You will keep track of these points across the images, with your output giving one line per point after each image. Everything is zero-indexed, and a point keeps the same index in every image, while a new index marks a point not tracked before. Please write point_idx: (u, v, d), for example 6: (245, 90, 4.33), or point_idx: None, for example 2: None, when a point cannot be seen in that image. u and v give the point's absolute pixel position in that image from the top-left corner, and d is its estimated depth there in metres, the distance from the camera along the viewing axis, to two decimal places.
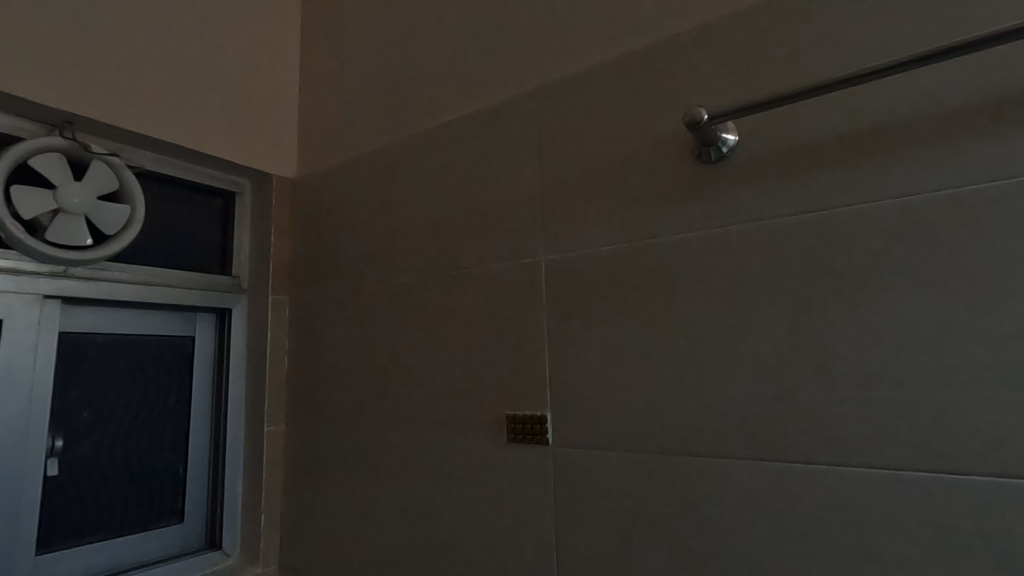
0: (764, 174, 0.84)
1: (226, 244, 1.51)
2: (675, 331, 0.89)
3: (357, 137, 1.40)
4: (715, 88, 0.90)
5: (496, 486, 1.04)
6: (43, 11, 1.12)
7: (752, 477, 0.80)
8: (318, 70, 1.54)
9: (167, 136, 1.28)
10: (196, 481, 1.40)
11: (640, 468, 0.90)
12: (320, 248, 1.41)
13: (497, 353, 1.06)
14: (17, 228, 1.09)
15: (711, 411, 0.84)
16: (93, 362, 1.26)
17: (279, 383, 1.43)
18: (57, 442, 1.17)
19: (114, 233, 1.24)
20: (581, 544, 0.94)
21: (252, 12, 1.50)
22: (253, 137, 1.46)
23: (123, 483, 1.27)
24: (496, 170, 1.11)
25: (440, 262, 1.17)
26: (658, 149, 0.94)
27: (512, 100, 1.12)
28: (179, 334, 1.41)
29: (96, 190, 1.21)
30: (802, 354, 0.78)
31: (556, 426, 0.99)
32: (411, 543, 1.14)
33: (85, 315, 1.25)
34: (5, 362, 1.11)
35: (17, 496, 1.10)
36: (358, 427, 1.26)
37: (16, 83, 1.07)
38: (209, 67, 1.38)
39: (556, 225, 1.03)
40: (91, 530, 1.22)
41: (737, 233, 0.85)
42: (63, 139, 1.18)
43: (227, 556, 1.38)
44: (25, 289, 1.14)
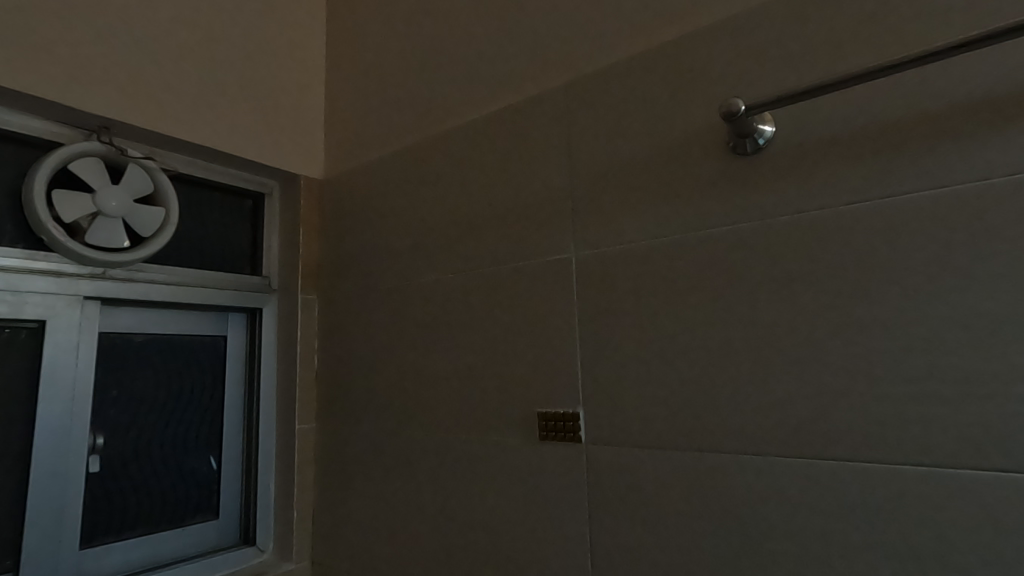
0: (802, 164, 0.82)
1: (256, 245, 1.54)
2: (710, 327, 0.87)
3: (383, 137, 1.41)
4: (749, 79, 0.88)
5: (527, 484, 1.04)
6: (82, 20, 1.15)
7: (792, 475, 0.79)
8: (343, 72, 1.55)
9: (198, 139, 1.31)
10: (230, 478, 1.43)
11: (675, 466, 0.89)
12: (348, 248, 1.42)
13: (527, 351, 1.06)
14: (59, 232, 1.12)
15: (749, 408, 0.83)
16: (131, 361, 1.28)
17: (309, 382, 1.45)
18: (98, 439, 1.21)
19: (149, 235, 1.26)
20: (614, 543, 0.93)
21: (279, 16, 1.52)
22: (281, 139, 1.48)
23: (161, 479, 1.30)
24: (524, 167, 1.11)
25: (468, 260, 1.17)
26: (691, 142, 0.92)
27: (539, 96, 1.11)
28: (212, 334, 1.44)
29: (133, 193, 1.24)
30: (844, 350, 0.76)
31: (587, 423, 0.98)
32: (443, 540, 1.14)
33: (122, 315, 1.28)
34: (49, 361, 1.14)
35: (62, 492, 1.13)
36: (388, 426, 1.27)
37: (57, 89, 1.10)
38: (238, 71, 1.40)
39: (586, 221, 1.02)
40: (131, 525, 1.25)
41: (774, 225, 0.83)
42: (100, 144, 1.21)
43: (260, 552, 1.41)
44: (67, 290, 1.17)
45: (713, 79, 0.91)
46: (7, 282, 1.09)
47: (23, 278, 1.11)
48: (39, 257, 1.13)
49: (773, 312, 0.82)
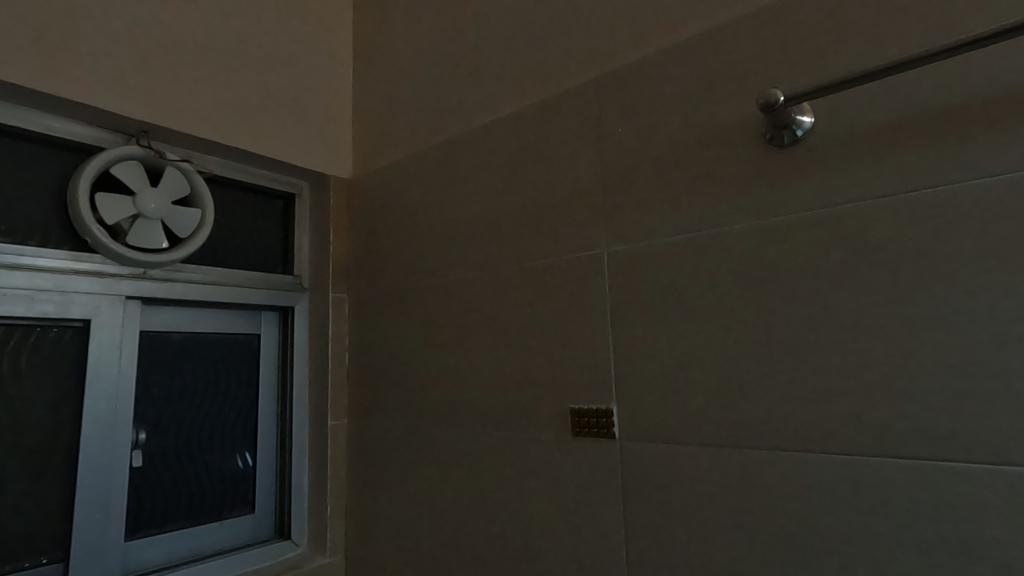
0: (844, 154, 0.80)
1: (287, 245, 1.56)
2: (749, 322, 0.86)
3: (411, 136, 1.42)
4: (787, 67, 0.86)
5: (560, 481, 1.04)
6: (119, 27, 1.18)
7: (836, 472, 0.77)
8: (371, 71, 1.57)
9: (231, 141, 1.33)
10: (266, 473, 1.46)
11: (713, 463, 0.87)
12: (378, 246, 1.44)
13: (559, 347, 1.06)
14: (102, 233, 1.16)
15: (789, 403, 0.81)
16: (170, 358, 1.32)
17: (340, 379, 1.47)
18: (140, 435, 1.24)
19: (187, 236, 1.30)
20: (650, 540, 0.93)
21: (307, 19, 1.54)
22: (311, 139, 1.50)
23: (200, 473, 1.34)
24: (553, 163, 1.11)
25: (499, 258, 1.17)
26: (725, 134, 0.91)
27: (568, 91, 1.11)
28: (246, 333, 1.47)
29: (170, 194, 1.27)
30: (889, 344, 0.74)
31: (621, 419, 0.97)
32: (476, 535, 1.15)
33: (161, 314, 1.32)
34: (94, 359, 1.17)
35: (108, 486, 1.17)
36: (420, 421, 1.28)
37: (96, 95, 1.13)
38: (269, 73, 1.43)
39: (618, 216, 1.01)
40: (173, 518, 1.28)
41: (815, 217, 0.81)
42: (139, 147, 1.24)
43: (296, 546, 1.43)
44: (110, 290, 1.21)
45: (748, 69, 0.89)
46: (54, 282, 1.13)
47: (69, 279, 1.15)
48: (84, 259, 1.17)
49: (813, 305, 0.80)
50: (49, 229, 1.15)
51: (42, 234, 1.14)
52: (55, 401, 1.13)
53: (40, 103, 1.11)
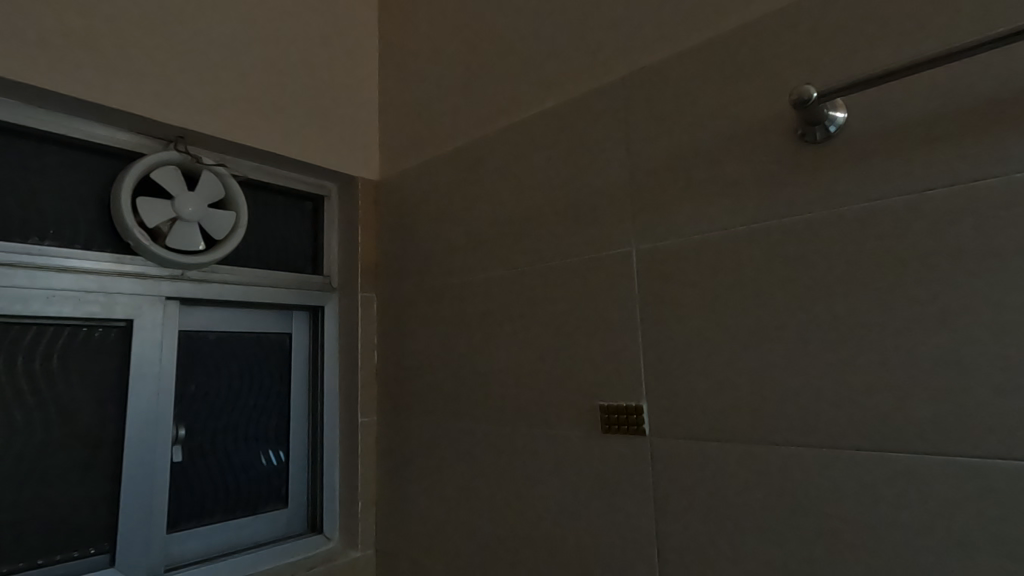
0: (879, 149, 0.79)
1: (316, 246, 1.60)
2: (781, 319, 0.85)
3: (437, 138, 1.44)
4: (819, 62, 0.85)
5: (589, 477, 1.05)
6: (157, 35, 1.22)
7: (872, 469, 0.76)
8: (397, 74, 1.59)
9: (263, 145, 1.37)
10: (299, 468, 1.50)
11: (746, 460, 0.87)
12: (405, 246, 1.47)
13: (588, 345, 1.07)
14: (143, 236, 1.20)
15: (822, 400, 0.81)
16: (207, 357, 1.36)
17: (369, 378, 1.50)
18: (180, 430, 1.28)
19: (222, 237, 1.33)
20: (681, 536, 0.93)
21: (334, 24, 1.58)
22: (339, 142, 1.53)
23: (236, 468, 1.38)
24: (580, 162, 1.12)
25: (527, 257, 1.18)
26: (755, 131, 0.91)
27: (593, 91, 1.12)
28: (278, 332, 1.51)
29: (207, 197, 1.31)
30: (926, 339, 0.74)
31: (651, 416, 0.98)
32: (506, 531, 1.17)
33: (198, 314, 1.36)
34: (137, 357, 1.22)
35: (151, 479, 1.21)
36: (449, 418, 1.30)
37: (135, 102, 1.17)
38: (298, 77, 1.46)
39: (646, 213, 1.02)
40: (211, 512, 1.32)
41: (849, 213, 0.81)
42: (177, 152, 1.28)
43: (328, 540, 1.46)
44: (151, 290, 1.25)
45: (779, 65, 0.89)
46: (99, 283, 1.17)
47: (112, 280, 1.19)
48: (127, 261, 1.21)
49: (848, 301, 0.80)
50: (94, 232, 1.20)
51: (87, 237, 1.19)
52: (101, 398, 1.18)
53: (84, 111, 1.15)
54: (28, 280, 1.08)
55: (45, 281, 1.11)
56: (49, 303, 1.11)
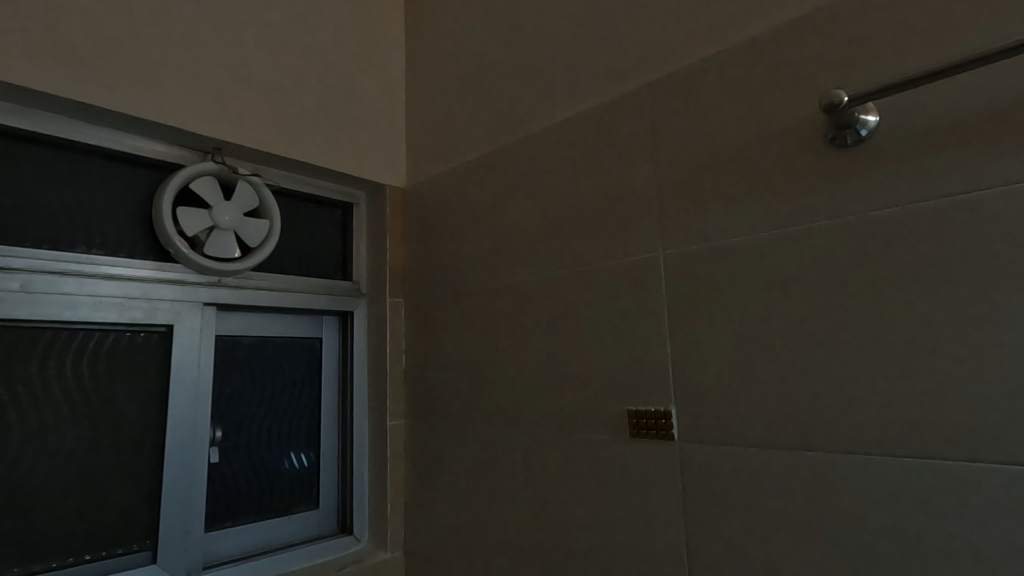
0: (913, 152, 0.78)
1: (346, 253, 1.63)
2: (812, 324, 0.85)
3: (464, 146, 1.46)
4: (849, 66, 0.85)
5: (617, 481, 1.05)
6: (195, 51, 1.27)
7: (909, 477, 0.75)
8: (423, 83, 1.63)
9: (294, 155, 1.41)
10: (329, 470, 1.53)
11: (777, 466, 0.86)
12: (432, 251, 1.49)
13: (615, 349, 1.07)
14: (183, 245, 1.24)
15: (856, 406, 0.80)
16: (242, 361, 1.40)
17: (397, 382, 1.53)
18: (217, 432, 1.32)
19: (257, 245, 1.37)
20: (711, 542, 0.92)
21: (362, 36, 1.61)
22: (367, 150, 1.56)
23: (269, 469, 1.42)
24: (606, 168, 1.13)
25: (553, 263, 1.20)
26: (783, 135, 0.90)
27: (619, 98, 1.13)
28: (309, 337, 1.55)
29: (242, 206, 1.35)
30: (965, 344, 0.72)
31: (679, 421, 0.98)
32: (534, 533, 1.18)
33: (234, 319, 1.40)
34: (177, 361, 1.26)
35: (190, 480, 1.25)
36: (477, 421, 1.32)
37: (175, 116, 1.22)
38: (328, 89, 1.50)
39: (673, 218, 1.02)
40: (245, 512, 1.36)
41: (880, 217, 0.80)
42: (214, 163, 1.33)
43: (358, 541, 1.49)
44: (190, 296, 1.29)
45: (807, 69, 0.89)
46: (142, 290, 1.22)
47: (153, 287, 1.24)
48: (167, 268, 1.26)
49: (881, 306, 0.79)
50: (136, 240, 1.25)
51: (130, 246, 1.24)
52: (143, 400, 1.22)
53: (128, 126, 1.20)
54: (76, 287, 1.14)
55: (92, 288, 1.16)
56: (95, 309, 1.16)
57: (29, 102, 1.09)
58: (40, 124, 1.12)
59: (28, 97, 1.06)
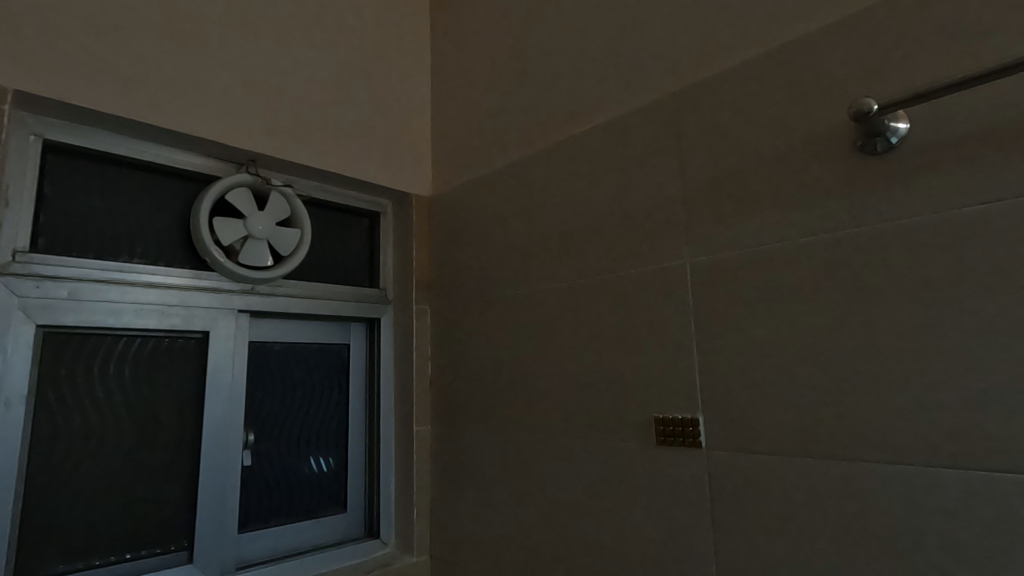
0: (946, 159, 0.77)
1: (373, 261, 1.67)
2: (842, 332, 0.84)
3: (489, 156, 1.49)
4: (879, 73, 0.84)
5: (644, 489, 1.05)
6: (231, 67, 1.31)
7: (944, 487, 0.74)
8: (449, 94, 1.66)
9: (325, 166, 1.45)
10: (356, 475, 1.56)
11: (808, 475, 0.86)
12: (458, 259, 1.52)
13: (641, 357, 1.08)
14: (219, 254, 1.29)
15: (888, 415, 0.79)
16: (273, 366, 1.44)
17: (423, 388, 1.55)
18: (250, 436, 1.36)
19: (288, 254, 1.41)
20: (740, 552, 0.92)
21: (390, 49, 1.65)
22: (394, 161, 1.60)
23: (299, 473, 1.45)
24: (632, 177, 1.14)
25: (579, 271, 1.21)
26: (811, 143, 0.90)
27: (644, 107, 1.14)
28: (337, 343, 1.58)
29: (275, 216, 1.39)
30: (1002, 353, 0.71)
31: (707, 428, 0.98)
32: (560, 540, 1.18)
33: (266, 326, 1.44)
34: (212, 367, 1.30)
35: (224, 482, 1.29)
36: (502, 426, 1.34)
37: (211, 129, 1.26)
38: (357, 101, 1.54)
39: (700, 227, 1.02)
40: (276, 514, 1.39)
41: (912, 225, 0.79)
42: (249, 175, 1.37)
43: (384, 545, 1.51)
44: (225, 304, 1.33)
45: (836, 77, 0.89)
46: (180, 298, 1.26)
47: (191, 295, 1.28)
48: (203, 277, 1.30)
49: (913, 314, 0.78)
50: (175, 250, 1.29)
51: (169, 255, 1.28)
52: (181, 404, 1.27)
53: (168, 139, 1.25)
54: (119, 295, 1.18)
55: (133, 296, 1.20)
56: (136, 316, 1.20)
57: (77, 119, 1.14)
58: (87, 139, 1.17)
59: (78, 113, 1.12)
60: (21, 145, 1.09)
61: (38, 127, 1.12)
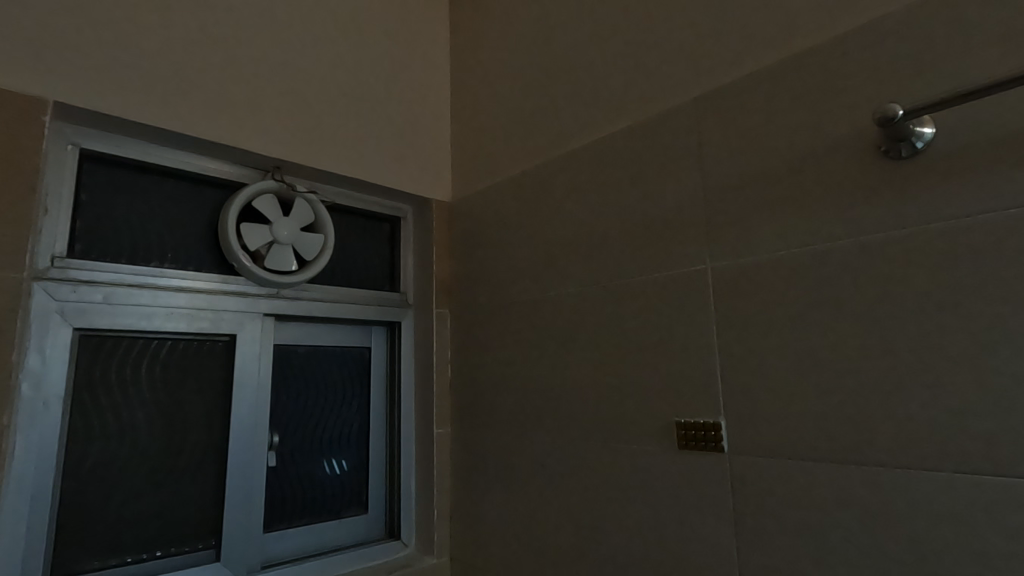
0: (973, 164, 0.77)
1: (393, 265, 1.69)
2: (867, 337, 0.84)
3: (508, 162, 1.50)
4: (904, 78, 0.84)
5: (665, 492, 1.06)
6: (258, 76, 1.34)
7: (972, 493, 0.74)
8: (468, 101, 1.68)
9: (347, 172, 1.47)
10: (377, 476, 1.58)
11: (832, 481, 0.86)
12: (478, 264, 1.53)
13: (662, 361, 1.08)
14: (246, 259, 1.32)
15: (915, 420, 0.79)
16: (298, 369, 1.47)
17: (443, 391, 1.57)
18: (274, 437, 1.38)
19: (312, 259, 1.44)
20: (763, 556, 0.92)
21: (411, 56, 1.68)
22: (415, 167, 1.62)
23: (322, 474, 1.47)
24: (652, 182, 1.15)
25: (599, 276, 1.22)
26: (835, 148, 0.90)
27: (664, 113, 1.15)
28: (359, 346, 1.60)
29: (299, 222, 1.42)
30: None
31: (729, 433, 0.98)
32: (581, 543, 1.19)
33: (290, 329, 1.47)
34: (239, 369, 1.33)
35: (251, 482, 1.31)
36: (522, 429, 1.35)
37: (239, 137, 1.29)
38: (378, 108, 1.57)
39: (721, 232, 1.03)
40: (300, 514, 1.42)
41: (938, 230, 0.79)
42: (274, 182, 1.40)
43: (405, 546, 1.53)
44: (251, 307, 1.36)
45: (860, 82, 0.88)
46: (209, 302, 1.29)
47: (219, 299, 1.31)
48: (231, 281, 1.34)
49: (940, 319, 0.78)
50: (203, 255, 1.32)
51: (198, 260, 1.31)
52: (208, 406, 1.30)
53: (197, 147, 1.28)
54: (150, 299, 1.22)
55: (164, 300, 1.23)
56: (167, 319, 1.24)
57: (112, 128, 1.18)
58: (121, 148, 1.21)
59: (113, 123, 1.15)
60: (60, 154, 1.13)
61: (75, 137, 1.15)
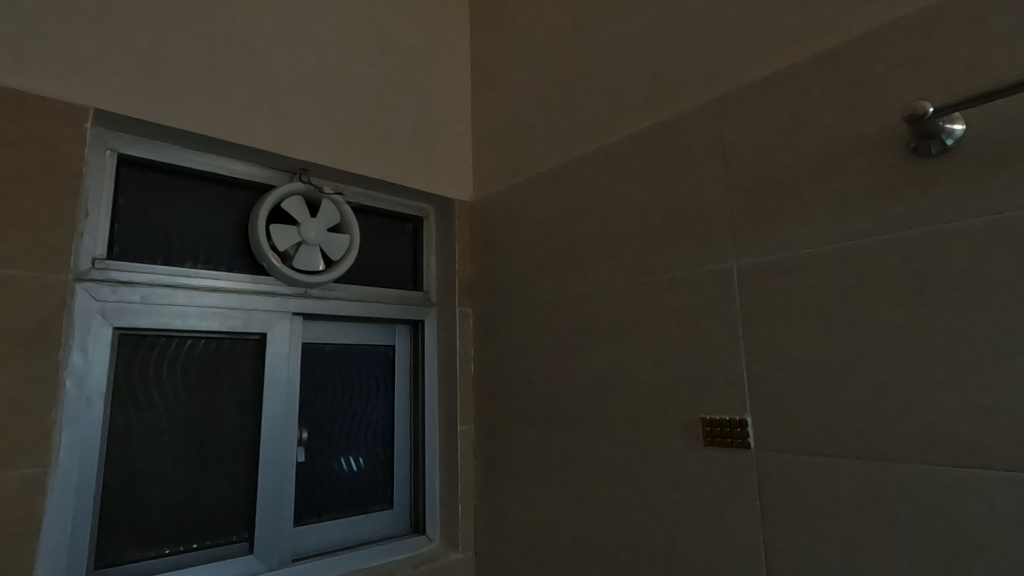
0: (1005, 159, 0.77)
1: (416, 264, 1.72)
2: (896, 334, 0.84)
3: (529, 161, 1.52)
4: (933, 75, 0.84)
5: (689, 488, 1.07)
6: (285, 80, 1.37)
7: (1004, 488, 0.74)
8: (489, 101, 1.70)
9: (372, 173, 1.50)
10: (401, 472, 1.61)
11: (860, 477, 0.86)
12: (499, 262, 1.55)
13: (687, 358, 1.09)
14: (275, 259, 1.35)
15: (947, 417, 0.79)
16: (325, 366, 1.50)
17: (466, 388, 1.59)
18: (303, 433, 1.41)
19: (339, 258, 1.47)
20: (791, 552, 0.92)
21: (432, 57, 1.70)
22: (437, 167, 1.65)
23: (348, 470, 1.50)
24: (674, 180, 1.16)
25: (622, 274, 1.23)
26: (862, 145, 0.90)
27: (687, 112, 1.16)
28: (383, 344, 1.63)
29: (326, 223, 1.45)
30: None
31: (755, 429, 0.98)
32: (606, 538, 1.20)
33: (317, 328, 1.50)
34: (269, 367, 1.36)
35: (281, 477, 1.34)
36: (546, 425, 1.36)
37: (267, 141, 1.33)
38: (401, 109, 1.59)
39: (745, 229, 1.03)
40: (328, 509, 1.45)
41: (969, 226, 0.79)
42: (302, 183, 1.43)
43: (430, 541, 1.56)
44: (280, 306, 1.40)
45: (887, 80, 0.88)
46: (240, 301, 1.33)
47: (250, 298, 1.35)
48: (260, 281, 1.37)
49: (971, 316, 0.78)
50: (234, 255, 1.36)
51: (229, 261, 1.35)
52: (240, 403, 1.33)
53: (228, 151, 1.31)
54: (185, 298, 1.25)
55: (198, 299, 1.27)
56: (201, 318, 1.27)
57: (147, 134, 1.22)
58: (156, 152, 1.25)
59: (149, 128, 1.19)
60: (100, 159, 1.17)
61: (113, 142, 1.19)
